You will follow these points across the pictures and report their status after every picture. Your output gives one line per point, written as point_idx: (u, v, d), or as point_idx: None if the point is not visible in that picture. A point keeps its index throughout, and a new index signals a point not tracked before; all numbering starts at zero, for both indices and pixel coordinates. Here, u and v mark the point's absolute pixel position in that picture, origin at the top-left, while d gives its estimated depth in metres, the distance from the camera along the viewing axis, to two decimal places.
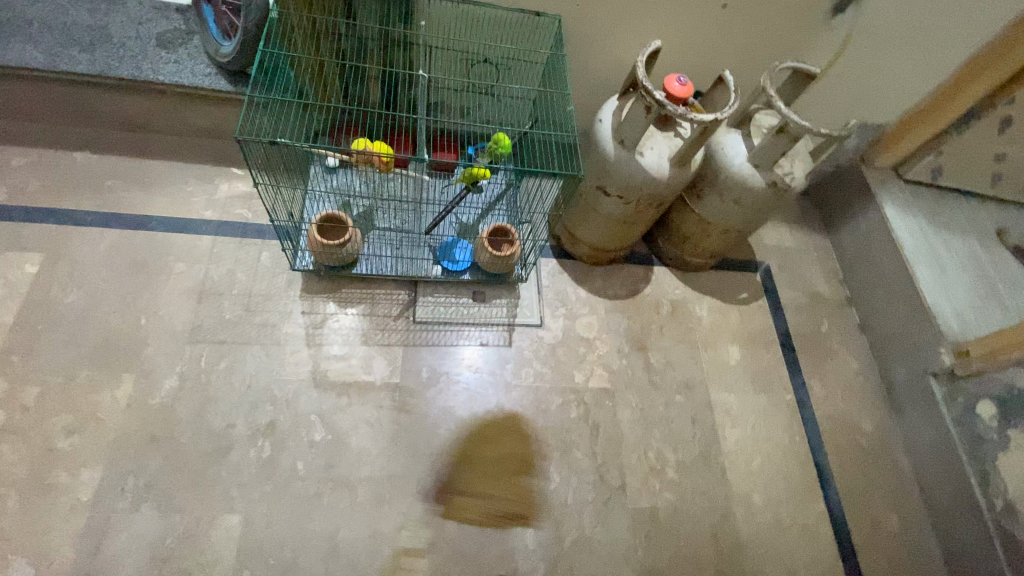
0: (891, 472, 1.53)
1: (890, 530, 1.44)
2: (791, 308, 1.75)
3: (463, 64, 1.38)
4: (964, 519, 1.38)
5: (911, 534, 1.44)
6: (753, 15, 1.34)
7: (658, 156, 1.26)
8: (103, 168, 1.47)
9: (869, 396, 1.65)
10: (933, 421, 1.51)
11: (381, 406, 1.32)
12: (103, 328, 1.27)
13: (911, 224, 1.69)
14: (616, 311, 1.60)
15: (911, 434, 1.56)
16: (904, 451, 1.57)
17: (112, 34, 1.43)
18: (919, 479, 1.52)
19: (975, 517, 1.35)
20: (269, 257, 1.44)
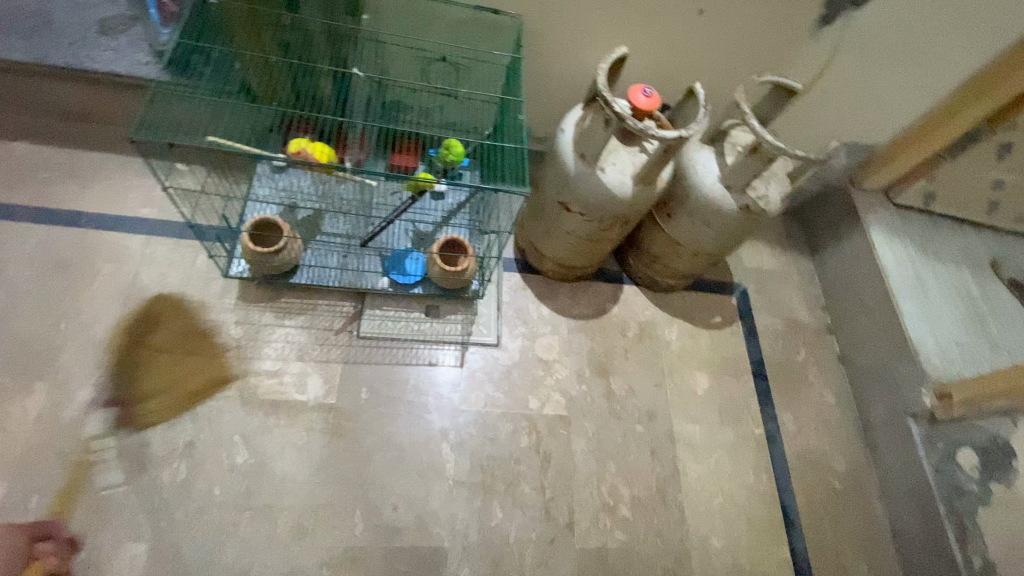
0: (861, 516, 1.44)
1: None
2: (767, 334, 1.66)
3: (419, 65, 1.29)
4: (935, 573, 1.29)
5: None
6: (733, 22, 1.24)
7: (621, 172, 1.16)
8: (37, 158, 1.39)
9: (843, 432, 1.56)
10: (909, 465, 1.42)
11: (313, 429, 1.23)
12: (19, 332, 1.19)
13: (899, 252, 1.59)
14: (579, 332, 1.51)
15: (886, 476, 1.48)
16: (879, 494, 1.48)
17: (53, 19, 1.35)
18: (891, 525, 1.43)
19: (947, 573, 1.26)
20: (205, 261, 1.34)
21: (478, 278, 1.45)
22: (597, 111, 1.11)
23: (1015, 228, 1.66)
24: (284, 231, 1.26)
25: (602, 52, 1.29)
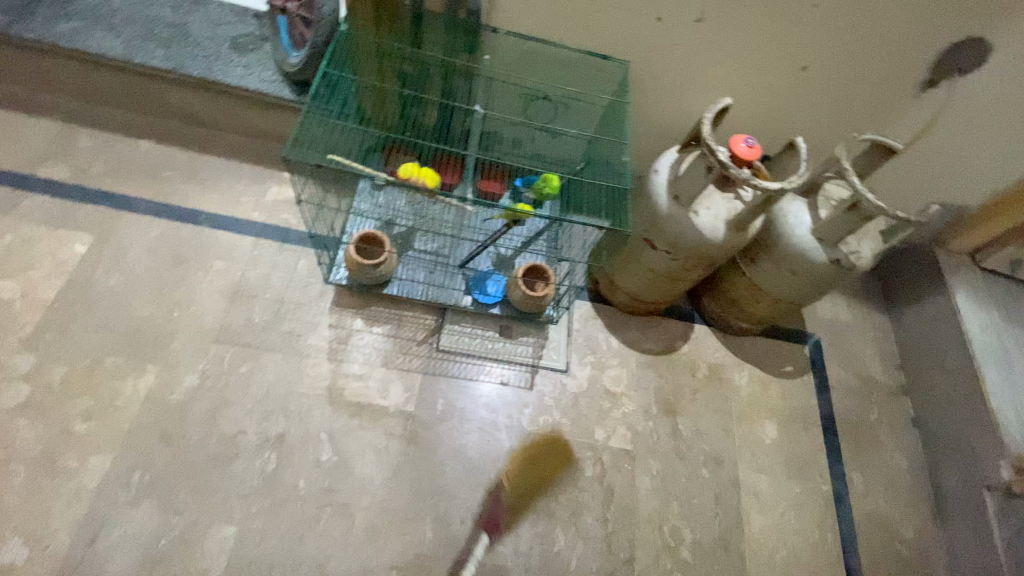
0: None
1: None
2: (837, 389, 1.63)
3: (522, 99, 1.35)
4: None
5: None
6: (836, 78, 1.26)
7: (715, 217, 1.18)
8: (162, 157, 1.51)
9: (915, 499, 1.50)
10: (986, 542, 1.36)
11: (392, 434, 1.29)
12: (136, 316, 1.28)
13: (984, 319, 1.54)
14: (648, 367, 1.52)
15: (959, 550, 1.42)
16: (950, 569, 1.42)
17: (189, 32, 1.44)
18: None
19: None
20: (306, 266, 1.44)
21: (554, 303, 1.48)
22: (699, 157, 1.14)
23: None
24: (383, 245, 1.35)
25: (701, 98, 1.32)
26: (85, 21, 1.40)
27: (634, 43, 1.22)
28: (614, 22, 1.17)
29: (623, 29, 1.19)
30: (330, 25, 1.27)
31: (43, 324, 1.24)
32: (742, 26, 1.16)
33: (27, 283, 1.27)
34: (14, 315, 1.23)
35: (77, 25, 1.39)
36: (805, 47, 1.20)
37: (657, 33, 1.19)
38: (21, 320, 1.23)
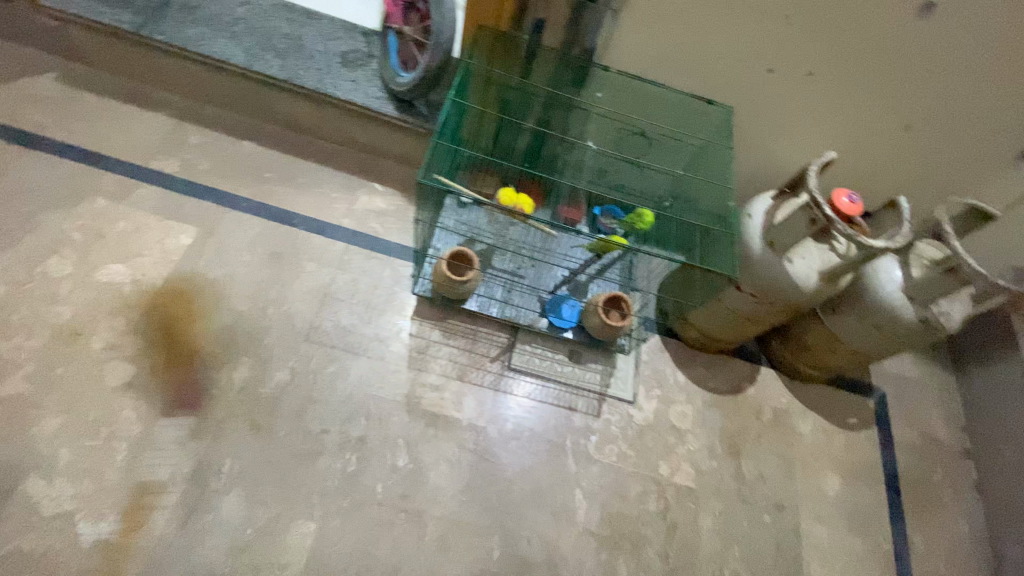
0: None
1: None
2: (901, 446, 1.61)
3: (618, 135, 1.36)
4: None
5: None
6: (939, 141, 1.25)
7: (808, 267, 1.20)
8: (263, 159, 1.59)
9: (978, 568, 1.47)
10: None
11: (464, 447, 1.31)
12: (234, 310, 1.35)
13: None
14: (713, 406, 1.52)
15: None
16: None
17: (304, 45, 1.53)
18: None
19: None
20: (390, 275, 1.49)
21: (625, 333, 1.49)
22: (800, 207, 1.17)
23: None
24: (471, 262, 1.39)
25: (796, 149, 1.34)
26: (211, 28, 1.49)
27: (740, 91, 1.25)
28: (724, 69, 1.20)
29: (731, 78, 1.22)
30: (446, 50, 1.31)
31: (150, 309, 1.31)
32: (851, 84, 1.18)
33: (137, 269, 1.35)
34: (124, 298, 1.31)
35: (205, 31, 1.48)
36: (911, 108, 1.20)
37: (765, 84, 1.21)
38: (130, 304, 1.30)
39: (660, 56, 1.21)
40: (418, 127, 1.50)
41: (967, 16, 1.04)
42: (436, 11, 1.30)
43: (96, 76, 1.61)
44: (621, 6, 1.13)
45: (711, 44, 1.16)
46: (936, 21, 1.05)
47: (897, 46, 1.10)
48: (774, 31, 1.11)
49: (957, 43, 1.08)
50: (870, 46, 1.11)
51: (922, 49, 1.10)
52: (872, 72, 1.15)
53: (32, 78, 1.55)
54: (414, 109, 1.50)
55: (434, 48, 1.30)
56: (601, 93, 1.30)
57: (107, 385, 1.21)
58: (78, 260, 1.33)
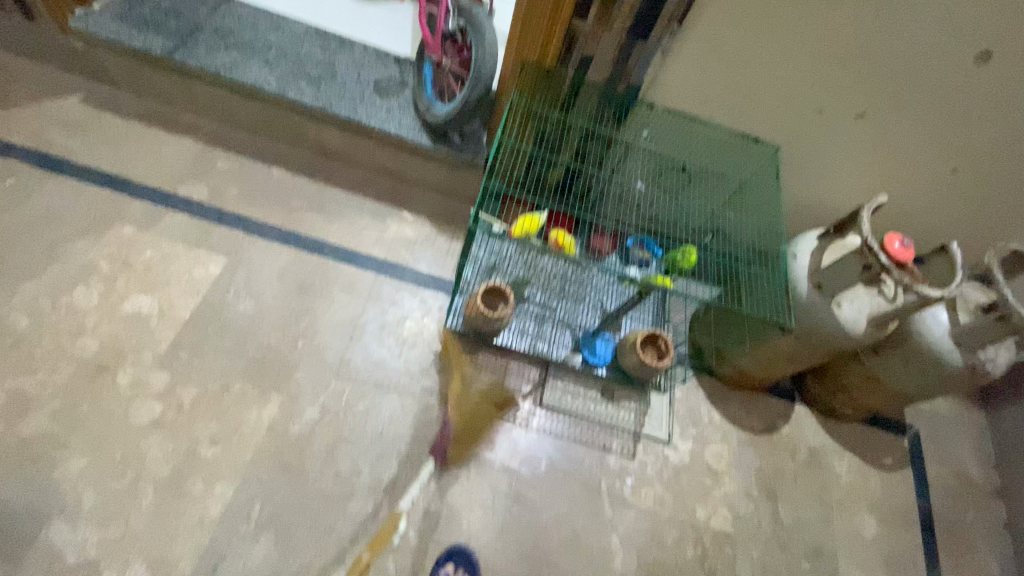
0: None
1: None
2: (938, 487, 1.56)
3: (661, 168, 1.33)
4: None
5: None
6: (990, 183, 1.22)
7: (857, 311, 1.17)
8: (292, 187, 1.56)
9: None
10: None
11: (497, 490, 1.28)
12: (263, 344, 1.31)
13: None
14: (748, 446, 1.50)
15: None
16: None
17: (337, 72, 1.51)
18: None
19: None
20: (421, 306, 1.46)
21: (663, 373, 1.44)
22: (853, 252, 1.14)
23: None
24: (505, 296, 1.34)
25: (838, 188, 1.32)
26: (243, 54, 1.47)
27: (786, 131, 1.23)
28: (772, 105, 1.18)
29: (780, 116, 1.20)
30: (486, 84, 1.29)
31: (177, 342, 1.27)
32: (903, 127, 1.15)
33: (164, 300, 1.32)
34: (151, 331, 1.27)
35: (238, 57, 1.46)
36: (963, 152, 1.17)
37: (812, 124, 1.19)
38: (157, 337, 1.27)
39: (706, 92, 1.18)
40: (451, 158, 1.48)
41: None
42: (477, 45, 1.28)
43: (123, 98, 1.58)
44: (669, 45, 1.09)
45: (759, 82, 1.14)
46: (996, 68, 1.01)
47: (957, 91, 1.06)
48: (826, 75, 1.09)
49: (1016, 92, 1.04)
50: (924, 91, 1.08)
51: (982, 94, 1.06)
52: (925, 116, 1.12)
53: (59, 101, 1.52)
54: (447, 139, 1.49)
55: (474, 81, 1.28)
56: (647, 130, 1.27)
57: (134, 423, 1.17)
58: (104, 291, 1.30)
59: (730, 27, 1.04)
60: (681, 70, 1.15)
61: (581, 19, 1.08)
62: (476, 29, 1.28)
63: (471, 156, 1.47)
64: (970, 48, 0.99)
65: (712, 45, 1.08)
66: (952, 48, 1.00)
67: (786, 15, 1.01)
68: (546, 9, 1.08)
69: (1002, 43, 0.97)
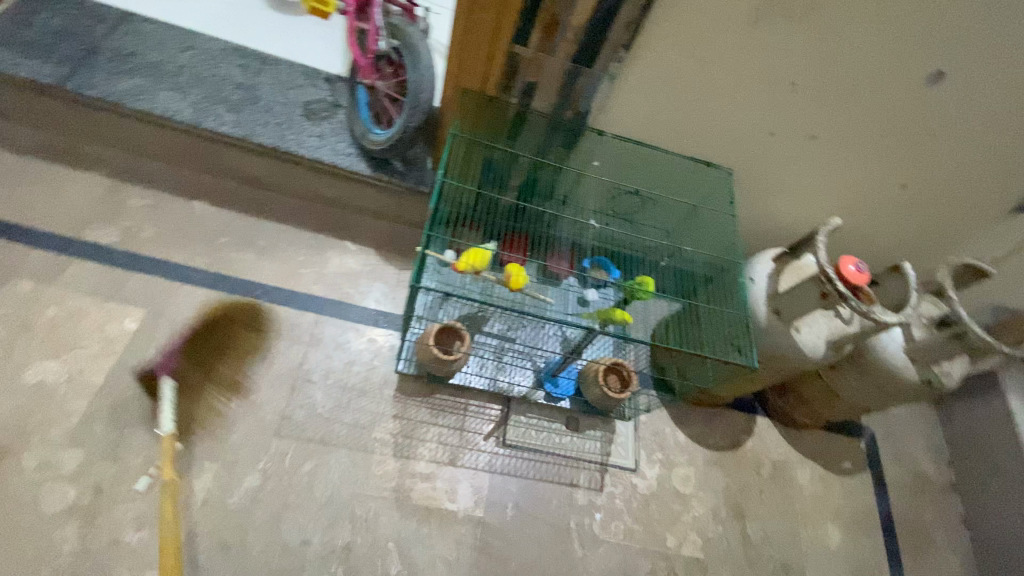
0: None
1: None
2: (895, 487, 1.60)
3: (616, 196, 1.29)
4: None
5: None
6: (937, 197, 1.22)
7: (816, 336, 1.16)
8: (218, 223, 1.43)
9: None
10: None
11: (461, 542, 1.21)
12: (192, 405, 1.19)
13: None
14: (715, 465, 1.48)
15: None
16: None
17: (260, 96, 1.37)
18: None
19: None
20: (369, 347, 1.36)
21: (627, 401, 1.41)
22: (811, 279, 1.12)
23: None
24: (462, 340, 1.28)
25: (792, 205, 1.30)
26: (150, 79, 1.30)
27: (740, 154, 1.19)
28: (725, 129, 1.13)
29: (734, 139, 1.15)
30: (425, 111, 1.19)
31: (90, 414, 1.13)
32: (854, 147, 1.13)
33: (73, 365, 1.17)
34: (58, 403, 1.13)
35: (143, 82, 1.29)
36: (912, 169, 1.16)
37: (766, 145, 1.16)
38: (66, 409, 1.13)
39: (658, 117, 1.12)
40: (393, 186, 1.38)
41: (976, 88, 0.98)
42: (413, 68, 1.18)
43: (11, 130, 1.39)
44: (617, 71, 1.02)
45: (712, 106, 1.08)
46: (946, 89, 0.99)
47: (906, 112, 1.04)
48: (779, 99, 1.05)
49: (963, 112, 1.03)
50: (876, 112, 1.05)
51: (932, 114, 1.04)
52: (876, 137, 1.10)
53: None
54: (388, 166, 1.38)
55: (411, 108, 1.18)
56: (598, 160, 1.23)
57: (43, 514, 1.03)
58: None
59: (680, 52, 0.98)
60: (632, 96, 1.08)
61: (522, 45, 0.99)
62: (411, 51, 1.18)
63: (415, 184, 1.37)
64: (921, 70, 0.97)
65: (662, 71, 1.02)
66: (903, 70, 0.97)
67: (737, 39, 0.95)
68: (484, 35, 0.99)
69: (952, 64, 0.95)
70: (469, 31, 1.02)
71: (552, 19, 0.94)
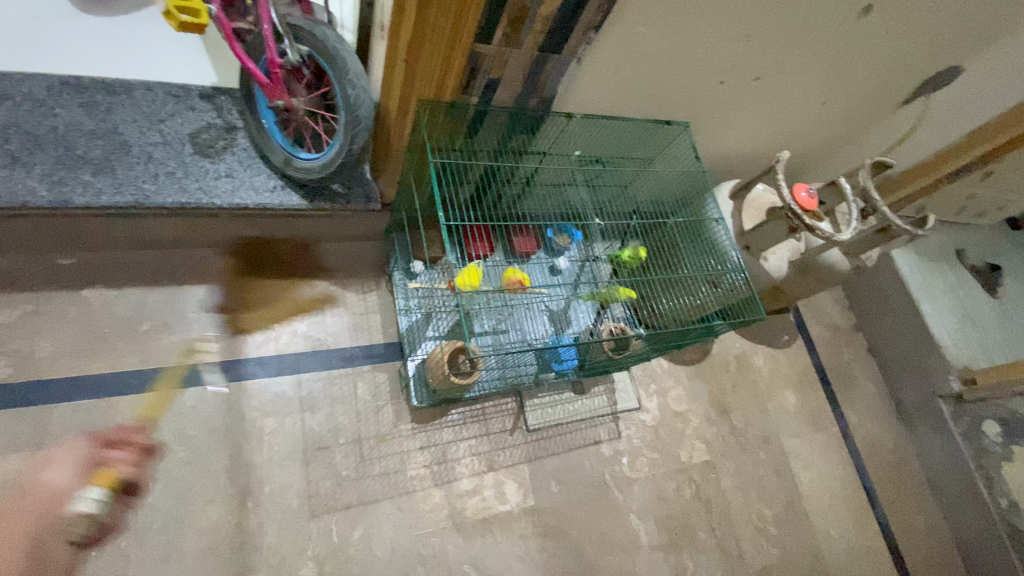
0: (909, 481, 1.75)
1: (938, 537, 1.69)
2: (821, 343, 1.89)
3: (588, 176, 1.29)
4: (969, 510, 1.66)
5: (934, 530, 1.70)
6: (846, 106, 1.34)
7: (780, 260, 1.37)
8: (129, 307, 1.16)
9: (883, 413, 1.83)
10: (942, 436, 1.73)
11: (526, 535, 1.28)
12: (205, 526, 1.05)
13: (910, 260, 1.84)
14: (696, 377, 1.67)
15: (919, 443, 1.79)
16: (917, 458, 1.79)
17: (129, 141, 1.07)
18: (931, 483, 1.75)
19: (983, 512, 1.63)
20: (368, 388, 1.26)
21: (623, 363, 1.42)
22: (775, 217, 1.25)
23: (978, 223, 1.98)
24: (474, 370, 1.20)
25: (730, 134, 1.35)
26: None
27: (692, 102, 1.19)
28: (680, 84, 1.12)
29: (687, 92, 1.15)
30: (368, 126, 1.01)
31: None
32: (787, 77, 1.18)
33: None
34: None
35: None
36: (832, 85, 1.24)
37: (717, 93, 1.18)
38: None
39: (620, 88, 1.08)
40: (337, 211, 1.19)
41: (893, 14, 1.06)
42: (339, 78, 0.98)
43: None
44: (585, 53, 0.97)
45: (671, 66, 1.06)
46: (870, 20, 1.06)
47: (834, 38, 1.09)
48: (730, 49, 1.05)
49: (879, 33, 1.10)
50: (812, 47, 1.10)
51: (855, 41, 1.11)
52: (805, 65, 1.16)
53: None
54: (326, 191, 1.18)
55: (352, 127, 0.99)
56: (578, 149, 1.21)
57: None
58: None
59: (647, 23, 0.94)
60: (597, 71, 1.02)
61: (485, 43, 0.88)
62: (330, 58, 0.97)
63: (363, 203, 1.20)
64: (853, 6, 1.02)
65: (625, 41, 0.96)
66: (841, 8, 1.01)
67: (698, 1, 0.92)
68: (440, 35, 0.85)
69: None
70: (419, 37, 0.87)
71: (519, 10, 0.84)
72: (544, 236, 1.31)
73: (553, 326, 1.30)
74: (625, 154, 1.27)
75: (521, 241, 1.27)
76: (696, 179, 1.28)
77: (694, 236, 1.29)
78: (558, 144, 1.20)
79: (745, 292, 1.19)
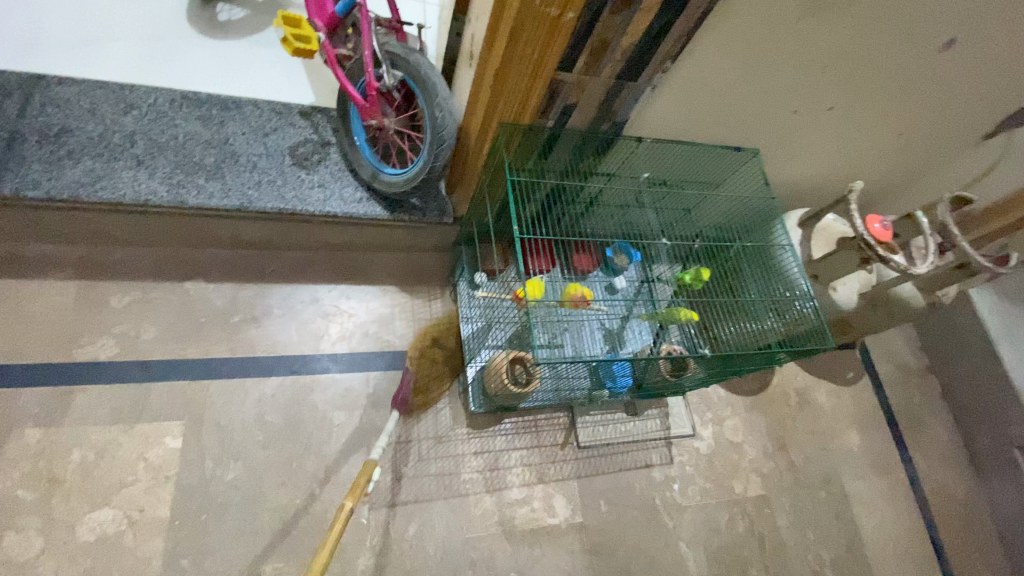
0: (985, 538, 1.63)
1: None
2: (889, 384, 1.80)
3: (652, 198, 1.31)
4: None
5: None
6: (926, 139, 1.31)
7: (849, 291, 1.34)
8: (223, 301, 1.27)
9: (957, 463, 1.72)
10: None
11: (573, 550, 1.28)
12: (276, 508, 1.12)
13: (993, 302, 1.73)
14: (753, 408, 1.63)
15: (999, 499, 1.66)
16: (995, 514, 1.66)
17: (238, 151, 1.20)
18: (1011, 544, 1.62)
19: None
20: (429, 391, 1.31)
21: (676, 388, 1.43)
22: (846, 247, 1.24)
23: None
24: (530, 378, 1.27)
25: (798, 163, 1.36)
26: (101, 159, 1.10)
27: (763, 129, 1.21)
28: (752, 111, 1.14)
29: (760, 117, 1.17)
30: (450, 146, 1.09)
31: (172, 551, 1.05)
32: (863, 108, 1.18)
33: (130, 505, 1.06)
34: (131, 552, 1.03)
35: (95, 165, 1.09)
36: (912, 116, 1.22)
37: (788, 122, 1.20)
38: (144, 555, 1.03)
39: (691, 113, 1.12)
40: (414, 223, 1.28)
41: (980, 51, 1.04)
42: (427, 102, 1.07)
43: None
44: (660, 80, 1.02)
45: (744, 94, 1.09)
46: (954, 54, 1.04)
47: (915, 70, 1.08)
48: (806, 79, 1.07)
49: (964, 68, 1.08)
50: (891, 79, 1.10)
51: (936, 75, 1.10)
52: (883, 98, 1.15)
53: None
54: (404, 204, 1.28)
55: (435, 146, 1.08)
56: (644, 172, 1.25)
57: None
58: (42, 528, 1.00)
59: (723, 53, 0.97)
60: (670, 98, 1.07)
61: (566, 70, 0.95)
62: (421, 83, 1.07)
63: (437, 217, 1.28)
64: (934, 40, 1.00)
65: (700, 70, 1.00)
66: (922, 42, 1.01)
67: (776, 33, 0.95)
68: (525, 65, 0.92)
69: (964, 32, 1.00)
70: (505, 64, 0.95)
71: (600, 43, 0.90)
72: (603, 256, 1.33)
73: (608, 343, 1.30)
74: (691, 179, 1.30)
75: (582, 259, 1.31)
76: (758, 209, 1.31)
77: (756, 263, 1.30)
78: (627, 167, 1.25)
79: (810, 323, 1.19)
